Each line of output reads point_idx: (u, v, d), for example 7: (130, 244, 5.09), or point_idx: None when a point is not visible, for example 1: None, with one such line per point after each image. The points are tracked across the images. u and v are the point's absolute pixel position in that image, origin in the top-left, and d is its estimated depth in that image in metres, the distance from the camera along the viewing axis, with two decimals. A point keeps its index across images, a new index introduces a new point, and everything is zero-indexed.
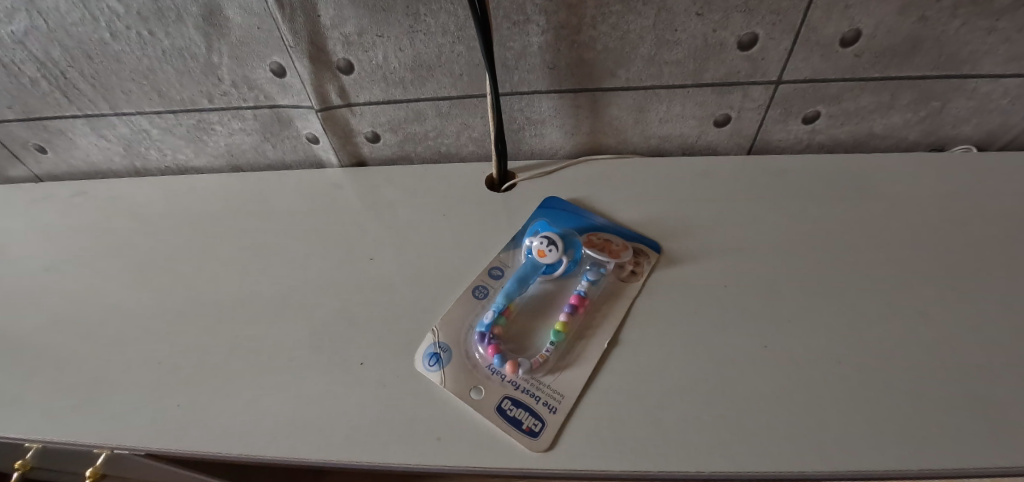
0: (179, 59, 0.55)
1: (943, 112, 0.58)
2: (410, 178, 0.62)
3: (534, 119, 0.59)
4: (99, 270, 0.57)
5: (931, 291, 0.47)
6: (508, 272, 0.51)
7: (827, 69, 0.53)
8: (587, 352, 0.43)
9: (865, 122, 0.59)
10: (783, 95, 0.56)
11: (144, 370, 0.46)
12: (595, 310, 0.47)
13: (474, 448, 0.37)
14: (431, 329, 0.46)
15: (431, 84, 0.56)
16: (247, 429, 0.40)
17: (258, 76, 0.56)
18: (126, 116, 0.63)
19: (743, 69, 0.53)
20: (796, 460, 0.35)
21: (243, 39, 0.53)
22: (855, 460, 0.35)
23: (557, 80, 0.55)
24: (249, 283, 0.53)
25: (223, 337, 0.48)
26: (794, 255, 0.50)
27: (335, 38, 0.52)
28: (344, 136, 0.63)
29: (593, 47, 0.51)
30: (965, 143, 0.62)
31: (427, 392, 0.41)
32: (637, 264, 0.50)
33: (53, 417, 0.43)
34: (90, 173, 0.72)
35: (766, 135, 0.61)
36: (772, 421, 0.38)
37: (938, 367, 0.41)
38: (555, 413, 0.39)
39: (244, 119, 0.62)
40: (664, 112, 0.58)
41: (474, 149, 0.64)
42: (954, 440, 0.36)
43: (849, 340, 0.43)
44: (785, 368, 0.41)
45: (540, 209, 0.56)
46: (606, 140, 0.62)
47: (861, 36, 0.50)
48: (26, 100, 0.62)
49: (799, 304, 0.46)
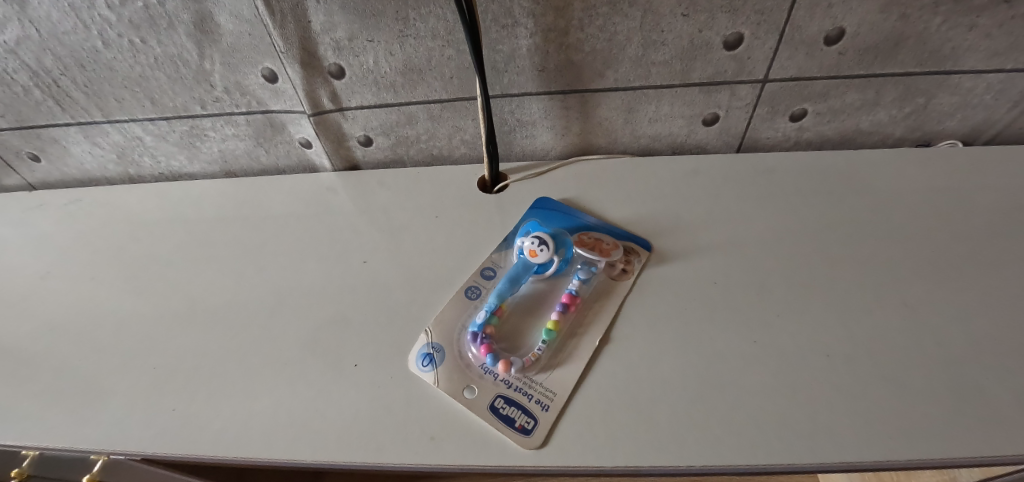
0: (171, 65, 0.56)
1: (928, 107, 0.59)
2: (403, 181, 0.63)
3: (524, 121, 0.60)
4: (93, 277, 0.57)
5: (918, 284, 0.48)
6: (500, 273, 0.51)
7: (812, 67, 0.54)
8: (579, 350, 0.44)
9: (852, 119, 0.60)
10: (769, 94, 0.56)
11: (139, 376, 0.46)
12: (587, 309, 0.47)
13: (468, 447, 0.38)
14: (425, 330, 0.46)
15: (422, 88, 0.56)
16: (242, 432, 0.40)
17: (250, 81, 0.56)
18: (120, 123, 0.63)
19: (730, 68, 0.54)
20: (786, 453, 0.36)
21: (234, 46, 0.53)
22: (843, 451, 0.36)
23: (546, 82, 0.55)
24: (244, 287, 0.53)
25: (217, 341, 0.48)
26: (784, 251, 0.51)
27: (325, 43, 0.52)
28: (337, 140, 0.63)
29: (582, 49, 0.52)
30: (951, 138, 0.63)
31: (421, 392, 0.42)
32: (628, 263, 0.51)
33: (48, 424, 0.43)
34: (83, 181, 0.72)
35: (754, 134, 0.62)
36: (760, 413, 0.38)
37: (924, 358, 0.42)
38: (547, 411, 0.39)
39: (236, 125, 0.62)
40: (653, 112, 0.59)
41: (466, 151, 0.64)
42: (941, 431, 0.37)
43: (837, 334, 0.44)
44: (774, 362, 0.42)
45: (531, 210, 0.57)
46: (596, 141, 0.63)
47: (844, 34, 0.51)
48: (18, 109, 0.62)
49: (787, 300, 0.47)
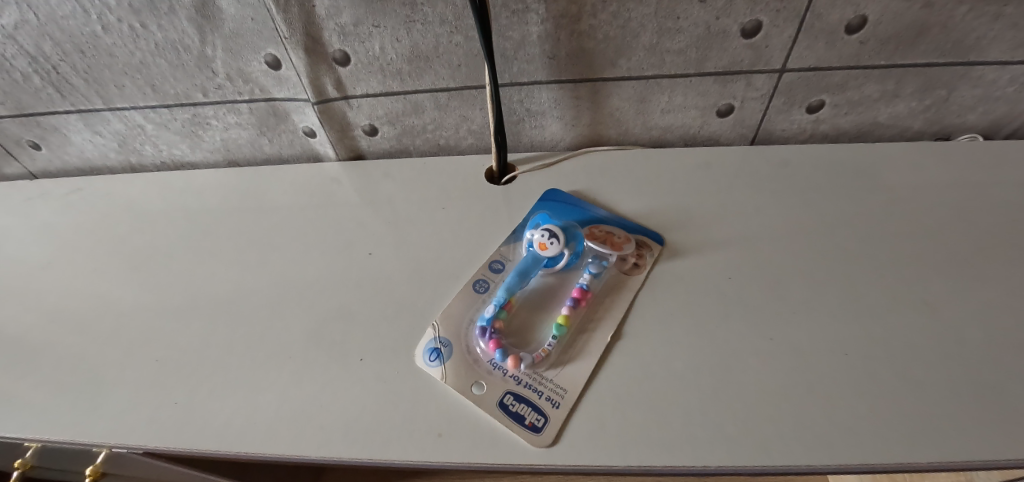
0: (172, 51, 0.54)
1: (949, 100, 0.57)
2: (409, 171, 0.62)
3: (534, 110, 0.59)
4: (95, 267, 0.56)
5: (938, 281, 0.46)
6: (509, 266, 0.50)
7: (832, 57, 0.52)
8: (590, 346, 0.43)
9: (870, 111, 0.59)
10: (786, 84, 0.55)
11: (141, 369, 0.45)
12: (598, 303, 0.46)
13: (476, 445, 0.37)
14: (432, 324, 0.45)
15: (429, 76, 0.55)
16: (247, 427, 0.39)
17: (253, 68, 0.55)
18: (120, 111, 0.62)
19: (746, 57, 0.52)
20: (803, 454, 0.35)
21: (237, 31, 0.52)
22: (862, 453, 0.35)
23: (557, 70, 0.54)
24: (247, 279, 0.52)
25: (221, 333, 0.47)
26: (800, 247, 0.50)
27: (330, 28, 0.51)
28: (341, 129, 0.62)
29: (594, 36, 0.51)
30: (971, 132, 0.62)
31: (428, 387, 0.41)
32: (640, 257, 0.49)
33: (49, 417, 0.43)
34: (84, 169, 0.71)
35: (769, 126, 0.60)
36: (776, 413, 0.37)
37: (944, 357, 0.41)
38: (558, 408, 0.38)
39: (239, 113, 0.61)
40: (666, 102, 0.57)
41: (474, 141, 0.63)
42: (964, 433, 0.36)
43: (855, 332, 0.43)
44: (790, 360, 0.40)
45: (541, 202, 0.56)
46: (607, 132, 0.61)
47: (866, 23, 0.49)
48: (18, 96, 0.61)
49: (804, 297, 0.45)
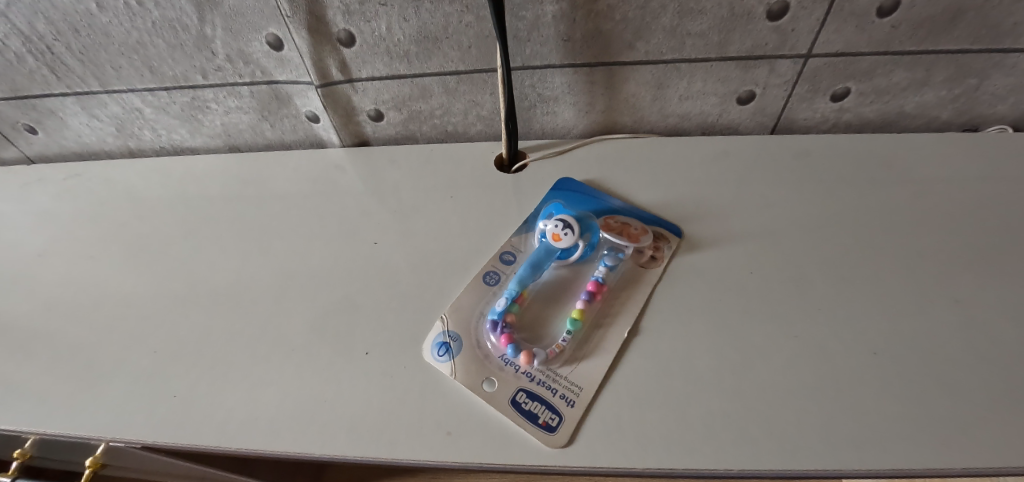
0: (170, 31, 0.52)
1: (980, 89, 0.55)
2: (416, 158, 0.60)
3: (546, 96, 0.56)
4: (93, 255, 0.55)
5: (969, 277, 0.44)
6: (521, 258, 0.48)
7: (861, 41, 0.49)
8: (605, 342, 0.41)
9: (897, 100, 0.56)
10: (811, 70, 0.52)
11: (140, 360, 0.44)
12: (613, 297, 0.44)
13: (487, 444, 0.35)
14: (441, 317, 0.44)
15: (438, 58, 0.53)
16: (248, 421, 0.38)
17: (254, 48, 0.53)
18: (118, 93, 0.60)
19: (771, 41, 0.49)
20: (830, 457, 0.33)
21: (237, 9, 0.49)
22: (894, 457, 0.33)
23: (571, 53, 0.52)
24: (249, 268, 0.51)
25: (222, 324, 0.46)
26: (824, 240, 0.48)
27: (334, 7, 0.48)
28: (346, 114, 0.60)
29: (612, 17, 0.48)
30: (1000, 123, 0.59)
31: (437, 383, 0.39)
32: (657, 249, 0.47)
33: (45, 409, 0.41)
34: (82, 154, 0.69)
35: (791, 114, 0.58)
36: (802, 414, 0.35)
37: (977, 357, 0.39)
38: (573, 406, 0.37)
39: (240, 96, 0.59)
40: (684, 88, 0.55)
41: (482, 128, 0.61)
42: (1001, 438, 0.34)
43: (883, 330, 0.41)
44: (816, 359, 0.39)
45: (553, 192, 0.54)
46: (621, 119, 0.59)
47: (900, 5, 0.46)
48: (12, 77, 0.59)
49: (829, 292, 0.43)
